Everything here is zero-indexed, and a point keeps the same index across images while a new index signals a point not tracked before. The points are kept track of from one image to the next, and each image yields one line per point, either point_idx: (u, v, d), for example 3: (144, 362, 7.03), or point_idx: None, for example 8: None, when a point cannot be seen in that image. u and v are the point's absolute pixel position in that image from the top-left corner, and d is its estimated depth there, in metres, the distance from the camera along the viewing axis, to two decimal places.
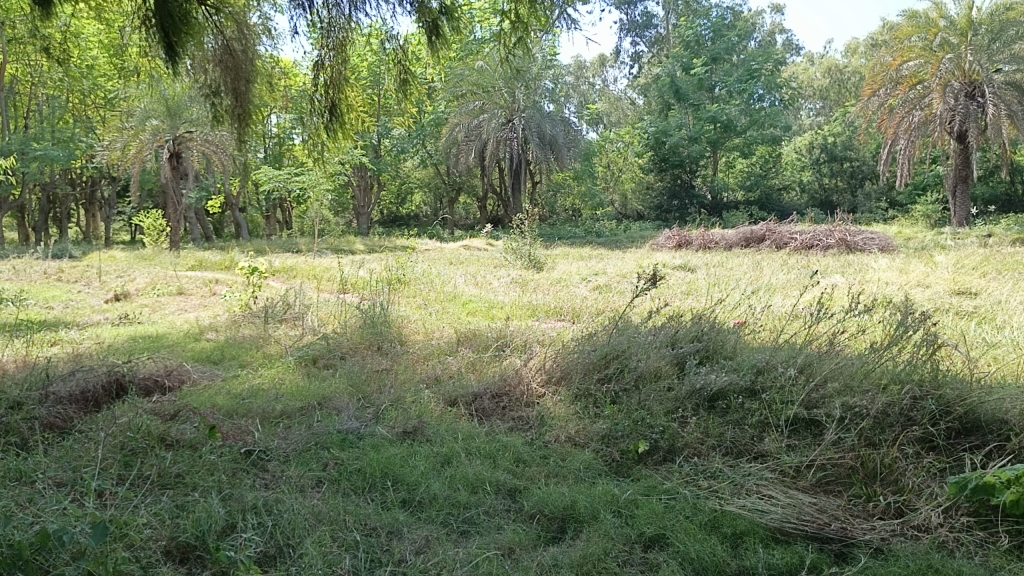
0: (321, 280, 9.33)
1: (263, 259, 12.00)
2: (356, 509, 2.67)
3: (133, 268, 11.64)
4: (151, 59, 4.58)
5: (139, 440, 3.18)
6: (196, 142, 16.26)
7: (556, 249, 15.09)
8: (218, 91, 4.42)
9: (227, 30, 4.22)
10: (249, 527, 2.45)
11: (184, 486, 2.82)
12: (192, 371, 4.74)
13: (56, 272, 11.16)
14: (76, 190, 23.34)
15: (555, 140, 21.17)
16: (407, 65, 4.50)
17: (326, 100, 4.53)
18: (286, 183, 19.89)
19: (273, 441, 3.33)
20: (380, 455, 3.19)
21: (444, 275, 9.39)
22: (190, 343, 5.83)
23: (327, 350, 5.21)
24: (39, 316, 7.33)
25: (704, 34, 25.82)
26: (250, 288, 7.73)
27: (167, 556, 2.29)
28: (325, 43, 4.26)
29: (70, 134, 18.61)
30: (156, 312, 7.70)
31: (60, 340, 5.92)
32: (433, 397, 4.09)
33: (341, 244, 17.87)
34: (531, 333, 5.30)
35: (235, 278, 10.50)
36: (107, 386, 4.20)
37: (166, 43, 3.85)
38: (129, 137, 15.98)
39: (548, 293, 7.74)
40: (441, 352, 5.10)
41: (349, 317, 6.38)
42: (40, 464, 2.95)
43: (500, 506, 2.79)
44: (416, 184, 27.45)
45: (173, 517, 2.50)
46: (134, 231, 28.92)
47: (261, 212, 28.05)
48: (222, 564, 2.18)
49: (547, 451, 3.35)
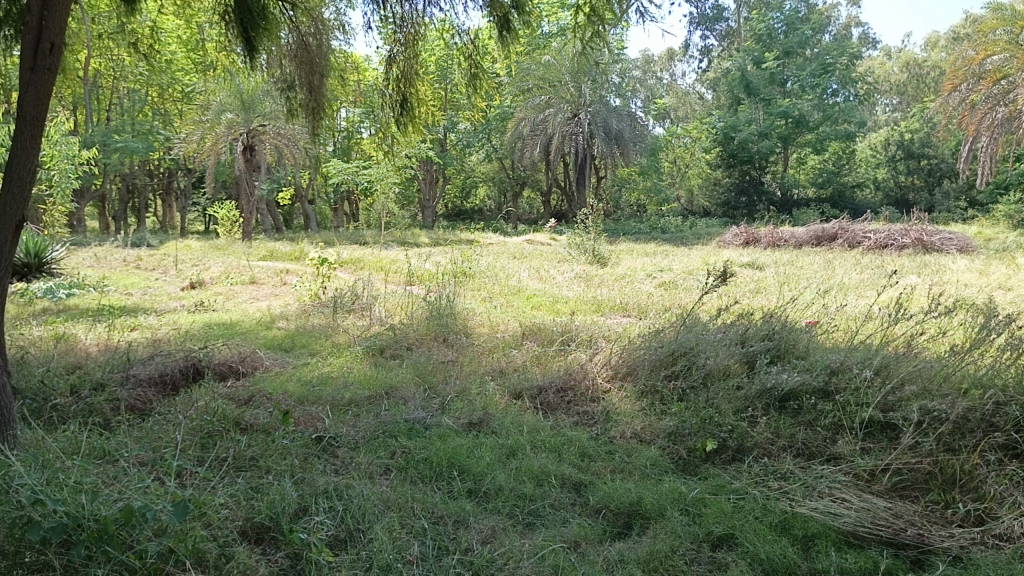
0: (389, 272, 9.46)
1: (332, 250, 12.25)
2: (423, 497, 2.71)
3: (207, 258, 12.02)
4: (229, 55, 4.75)
5: (215, 424, 3.31)
6: (268, 135, 16.66)
7: (621, 244, 15.01)
8: (293, 86, 4.52)
9: (302, 25, 4.34)
10: (321, 511, 2.51)
11: (258, 469, 2.90)
12: (265, 358, 4.88)
13: (135, 260, 11.61)
14: (154, 180, 24.21)
15: (621, 135, 20.97)
16: (477, 59, 4.49)
17: (397, 94, 4.60)
18: (354, 175, 20.20)
19: (342, 429, 3.41)
20: (447, 445, 3.22)
21: (510, 269, 9.44)
22: (262, 331, 6.00)
23: (394, 341, 5.29)
24: (119, 301, 7.62)
25: (777, 27, 25.06)
26: (319, 279, 7.91)
27: (244, 536, 2.36)
28: (397, 37, 4.36)
29: (149, 126, 19.27)
30: (230, 301, 7.90)
31: (138, 326, 6.15)
32: (498, 390, 4.11)
33: (407, 236, 18.14)
34: (597, 329, 5.28)
35: (304, 269, 10.72)
36: (184, 371, 4.38)
37: (245, 37, 4.22)
38: (205, 130, 16.49)
39: (615, 288, 7.68)
40: (507, 345, 5.12)
41: (415, 309, 6.44)
42: (122, 443, 3.07)
43: (565, 499, 2.80)
44: (481, 178, 27.60)
45: (248, 498, 2.58)
46: (209, 221, 29.91)
47: (329, 205, 28.66)
48: (296, 547, 2.24)
49: (613, 446, 3.34)
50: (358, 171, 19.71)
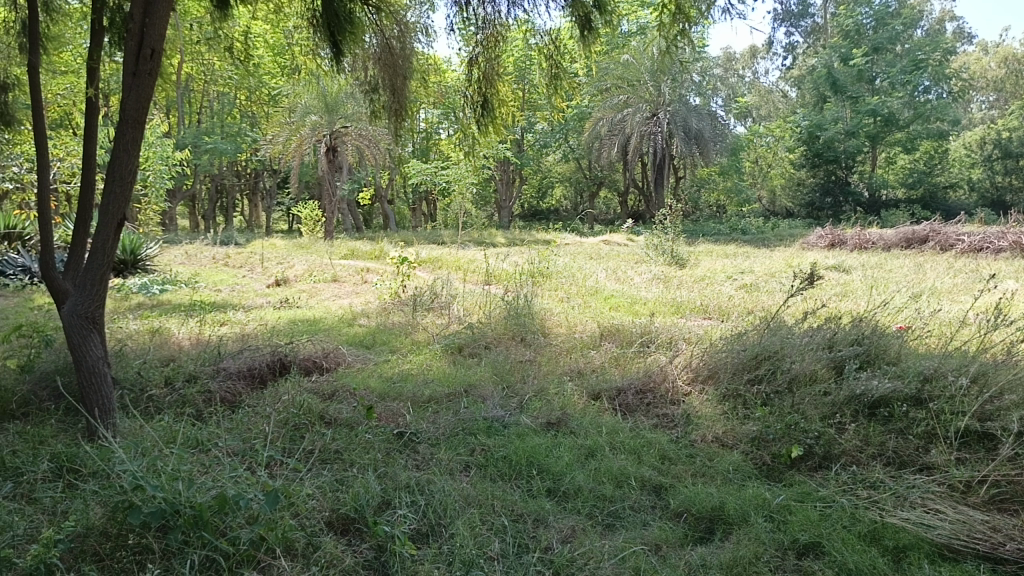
0: (467, 271, 9.53)
1: (411, 249, 12.42)
2: (503, 495, 2.73)
3: (291, 256, 12.36)
4: (313, 57, 4.90)
5: (301, 417, 3.42)
6: (351, 135, 17.13)
7: (701, 246, 14.79)
8: (377, 88, 4.62)
9: (386, 29, 4.42)
10: (404, 505, 2.56)
11: (343, 462, 2.98)
12: (347, 354, 5.00)
13: (223, 258, 12.02)
14: (242, 180, 25.05)
15: (701, 134, 20.64)
16: (558, 59, 4.50)
17: (478, 95, 4.67)
18: (433, 176, 20.46)
19: (422, 425, 3.47)
20: (526, 444, 3.24)
21: (587, 270, 9.41)
22: (345, 327, 6.14)
23: (472, 340, 5.35)
24: (208, 298, 7.92)
25: (865, 23, 24.28)
26: (400, 277, 8.04)
27: (330, 526, 2.42)
28: (476, 39, 4.41)
29: (237, 128, 19.94)
30: (313, 298, 8.10)
31: (227, 321, 6.38)
32: (576, 390, 4.12)
33: (484, 236, 18.26)
34: (677, 331, 5.22)
35: (384, 268, 10.92)
36: (271, 365, 4.53)
37: (332, 40, 4.38)
38: (291, 132, 16.97)
39: (695, 290, 7.59)
40: (585, 345, 5.12)
41: (494, 308, 6.50)
42: (213, 434, 3.19)
43: (646, 502, 2.78)
44: (558, 179, 27.64)
45: (334, 490, 2.66)
46: (292, 220, 30.77)
47: (407, 205, 29.08)
48: (380, 539, 2.30)
49: (694, 450, 3.31)
50: (437, 172, 19.97)
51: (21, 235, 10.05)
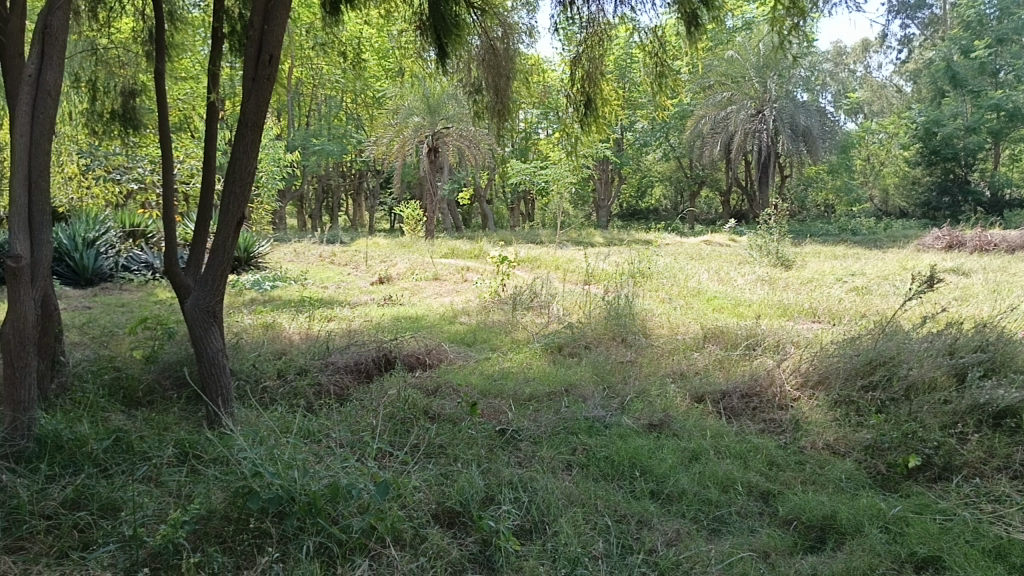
0: (566, 271, 9.53)
1: (510, 248, 12.52)
2: (606, 495, 2.73)
3: (394, 254, 12.65)
4: (419, 59, 5.02)
5: (407, 412, 3.52)
6: (452, 136, 17.31)
7: (808, 247, 14.31)
8: (480, 89, 4.70)
9: (492, 31, 4.47)
10: (508, 500, 2.59)
11: (448, 456, 3.04)
12: (449, 352, 5.08)
13: (330, 256, 12.41)
14: (347, 181, 25.82)
15: (809, 131, 19.98)
16: (662, 58, 4.45)
17: (581, 94, 4.66)
18: (532, 176, 20.54)
19: (524, 423, 3.50)
20: (628, 444, 3.22)
21: (688, 270, 9.28)
22: (446, 325, 6.25)
23: (572, 339, 5.35)
24: (317, 294, 8.20)
25: (988, 13, 22.39)
26: (500, 276, 8.13)
27: (436, 519, 2.48)
28: (576, 38, 4.44)
29: (343, 130, 20.55)
30: (416, 296, 8.27)
31: (335, 317, 6.60)
32: (679, 392, 4.07)
33: (582, 236, 18.19)
34: (785, 333, 5.08)
35: (484, 267, 11.03)
36: (377, 360, 4.66)
37: (438, 43, 4.43)
38: (394, 133, 17.37)
39: (802, 292, 7.37)
40: (688, 347, 5.05)
41: (594, 308, 6.48)
42: (324, 425, 3.30)
43: (753, 508, 2.72)
44: (658, 177, 27.34)
45: (439, 483, 2.71)
46: (395, 219, 31.52)
47: (506, 205, 29.33)
48: (485, 533, 2.33)
49: (803, 457, 3.22)
50: (536, 172, 20.02)
51: (143, 233, 10.63)
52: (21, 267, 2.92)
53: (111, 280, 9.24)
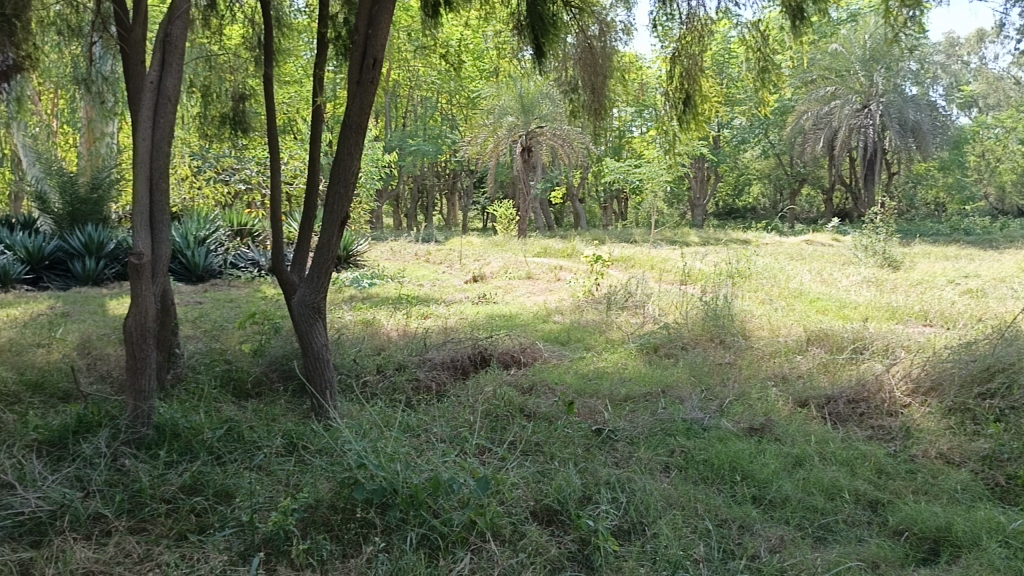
0: (662, 270, 9.42)
1: (604, 247, 12.46)
2: (707, 498, 2.69)
3: (488, 253, 12.76)
4: (515, 59, 5.05)
5: (504, 409, 3.56)
6: (546, 136, 17.33)
7: (918, 248, 13.67)
8: (576, 88, 4.69)
9: (589, 29, 4.46)
10: (606, 500, 2.59)
11: (545, 454, 3.05)
12: (544, 350, 5.09)
13: (425, 254, 12.63)
14: (442, 180, 26.20)
15: (919, 126, 19.09)
16: (765, 53, 4.34)
17: (681, 92, 4.58)
18: (626, 174, 20.36)
19: (621, 423, 3.49)
20: (729, 448, 3.17)
21: (789, 270, 9.04)
22: (540, 324, 6.27)
23: (669, 340, 5.29)
24: (413, 292, 8.35)
25: None
26: (594, 276, 8.09)
27: (535, 516, 2.50)
28: (671, 34, 4.43)
29: (438, 130, 20.86)
30: (509, 294, 8.33)
31: (431, 314, 6.71)
32: (781, 395, 3.97)
33: (676, 236, 17.90)
34: (895, 337, 4.88)
35: (578, 266, 11.00)
36: (473, 358, 4.72)
37: (536, 42, 4.48)
38: (488, 133, 17.52)
39: (912, 294, 7.08)
40: (790, 350, 4.91)
41: (691, 308, 6.39)
42: (423, 420, 3.37)
43: (860, 517, 2.64)
44: (756, 175, 26.70)
45: (537, 481, 2.73)
46: (488, 219, 31.80)
47: (599, 203, 29.19)
48: (584, 532, 2.33)
49: (914, 465, 3.09)
50: (630, 170, 19.83)
51: (250, 231, 11.00)
52: (143, 264, 3.09)
53: (220, 277, 9.65)
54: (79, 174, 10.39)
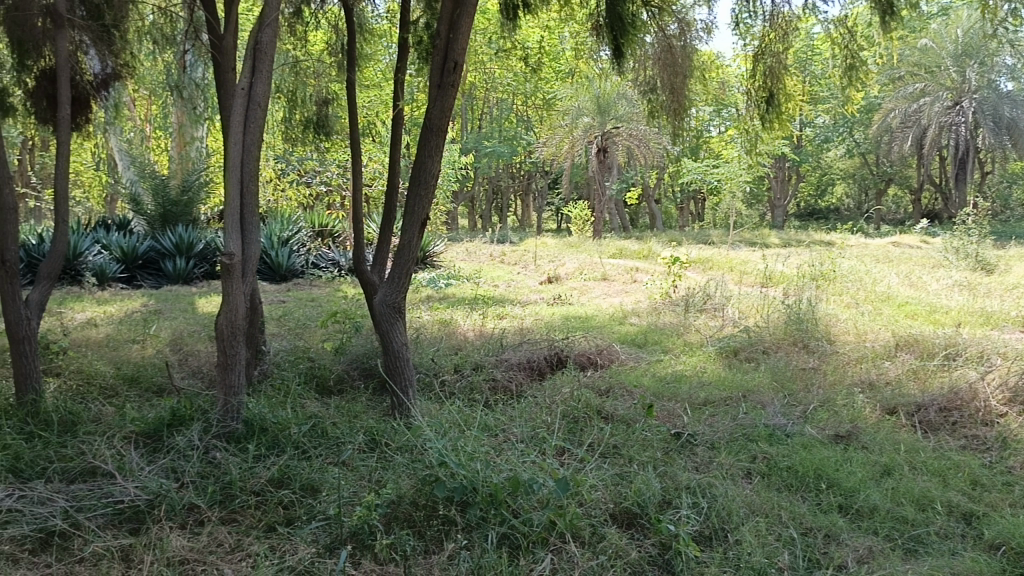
0: (741, 273, 9.25)
1: (682, 249, 12.30)
2: (791, 505, 2.63)
3: (564, 254, 12.75)
4: (593, 59, 5.04)
5: (581, 411, 3.56)
6: (622, 136, 17.18)
7: (1014, 250, 13.07)
8: (655, 88, 4.65)
9: (669, 28, 4.41)
10: (686, 505, 2.56)
11: (623, 457, 3.04)
12: (621, 352, 5.07)
13: (500, 255, 12.70)
14: (517, 182, 26.32)
15: (1015, 123, 18.26)
16: (853, 49, 4.21)
17: (763, 91, 4.48)
18: (704, 174, 20.06)
19: (700, 427, 3.45)
20: (813, 455, 3.09)
21: (875, 273, 8.75)
22: (616, 325, 6.23)
23: (749, 344, 5.19)
24: (489, 292, 8.42)
25: None
26: (672, 278, 8.01)
27: (614, 519, 2.49)
28: (752, 32, 4.36)
29: (513, 132, 20.97)
30: (585, 296, 8.31)
31: (507, 314, 6.75)
32: (868, 402, 3.85)
33: (756, 237, 17.55)
34: (990, 344, 4.68)
35: (654, 267, 10.91)
36: (549, 359, 4.73)
37: (615, 43, 4.43)
38: (564, 135, 17.52)
39: (1008, 298, 6.78)
40: (877, 355, 4.76)
41: (773, 311, 6.26)
42: (501, 420, 3.40)
43: (954, 529, 2.54)
44: (840, 175, 25.96)
45: (616, 484, 2.72)
46: (563, 220, 31.79)
47: (676, 204, 28.87)
48: (664, 537, 2.31)
49: (1012, 478, 2.96)
50: (708, 171, 19.54)
51: (330, 232, 11.24)
52: (233, 264, 3.21)
53: (302, 276, 9.91)
54: (170, 178, 10.83)
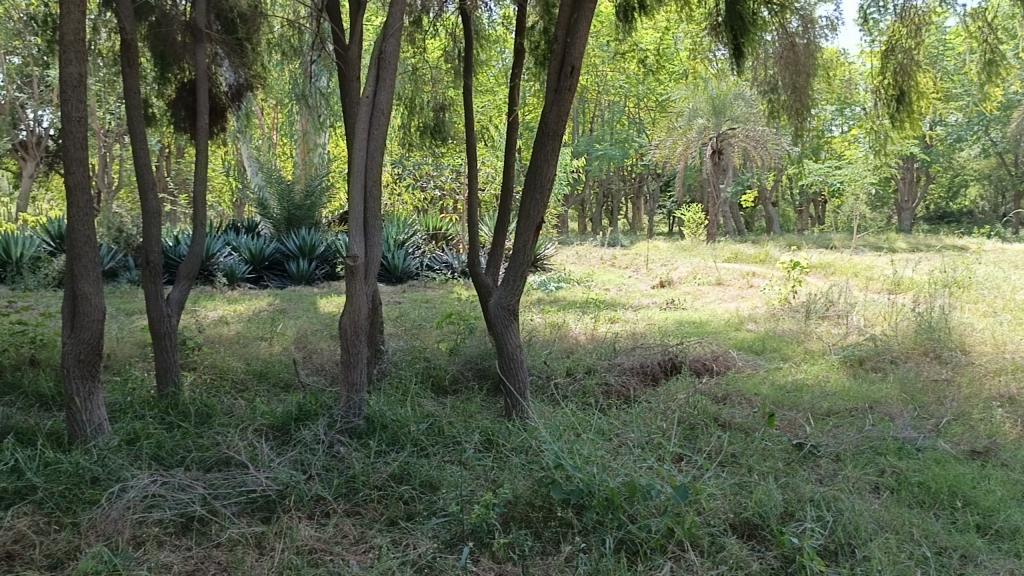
0: (865, 279, 8.87)
1: (801, 253, 11.91)
2: (923, 523, 2.51)
3: (677, 258, 12.56)
4: (709, 59, 4.95)
5: (698, 418, 3.50)
6: (739, 137, 16.63)
7: None
8: (776, 87, 4.51)
9: (792, 26, 4.29)
10: (810, 518, 2.48)
11: (742, 466, 2.97)
12: (738, 359, 4.95)
13: (612, 259, 12.63)
14: (629, 184, 26.12)
15: None
16: (993, 43, 3.96)
17: (894, 88, 4.26)
18: (825, 176, 19.34)
19: (823, 438, 3.33)
20: (948, 471, 2.94)
21: (1016, 280, 8.21)
22: (732, 331, 6.09)
23: (875, 353, 4.98)
24: (601, 296, 8.40)
25: None
26: (791, 283, 7.77)
27: (734, 529, 2.44)
28: (879, 27, 4.19)
29: (626, 134, 20.82)
30: (699, 300, 8.17)
31: (619, 318, 6.71)
32: (1008, 418, 3.63)
33: (881, 242, 16.77)
34: None
35: (772, 272, 10.60)
36: (663, 364, 4.67)
37: (735, 42, 4.31)
38: (678, 136, 17.27)
39: None
40: (1018, 368, 4.47)
41: (901, 319, 5.98)
42: (616, 425, 3.38)
43: None
44: (974, 176, 24.49)
45: (735, 493, 2.67)
46: (675, 223, 31.31)
47: (794, 207, 27.95)
48: (787, 549, 2.25)
49: None
50: (829, 172, 18.83)
51: (444, 235, 11.44)
52: (356, 266, 3.34)
53: (417, 278, 10.15)
54: (295, 182, 11.30)
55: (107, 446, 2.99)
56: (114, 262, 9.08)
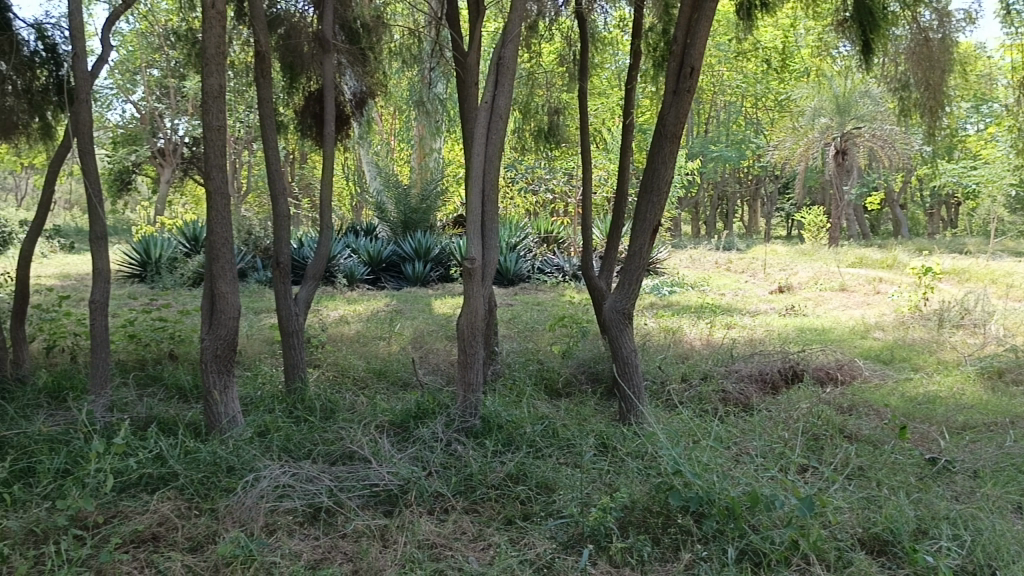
0: (1004, 286, 8.34)
1: (932, 258, 11.30)
2: None
3: (797, 263, 12.15)
4: (834, 57, 4.77)
5: (821, 428, 3.39)
6: (864, 137, 15.93)
7: None
8: (907, 85, 4.30)
9: (925, 21, 4.10)
10: (945, 536, 2.36)
11: (870, 480, 2.86)
12: (864, 368, 4.75)
13: (727, 263, 12.35)
14: (745, 187, 25.44)
15: None
16: None
17: None
18: (959, 177, 18.28)
19: (960, 454, 3.16)
20: None
21: None
22: (857, 339, 5.85)
23: (1016, 365, 4.67)
24: (716, 301, 8.23)
25: None
26: (922, 289, 7.39)
27: (863, 545, 2.35)
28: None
29: (743, 135, 20.30)
30: (821, 306, 7.88)
31: (736, 324, 6.55)
32: None
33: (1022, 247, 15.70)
34: None
35: (900, 277, 10.11)
36: (783, 372, 4.53)
37: (864, 40, 4.23)
38: (799, 137, 16.75)
39: None
40: None
41: None
42: (735, 432, 3.31)
43: None
44: None
45: (864, 507, 2.56)
46: (794, 227, 30.27)
47: (924, 210, 26.52)
48: (921, 568, 2.15)
49: None
50: (964, 172, 17.79)
51: (556, 238, 11.47)
52: (474, 268, 3.41)
53: (529, 281, 10.22)
54: (412, 186, 11.59)
55: (240, 437, 3.15)
56: (244, 263, 9.57)
